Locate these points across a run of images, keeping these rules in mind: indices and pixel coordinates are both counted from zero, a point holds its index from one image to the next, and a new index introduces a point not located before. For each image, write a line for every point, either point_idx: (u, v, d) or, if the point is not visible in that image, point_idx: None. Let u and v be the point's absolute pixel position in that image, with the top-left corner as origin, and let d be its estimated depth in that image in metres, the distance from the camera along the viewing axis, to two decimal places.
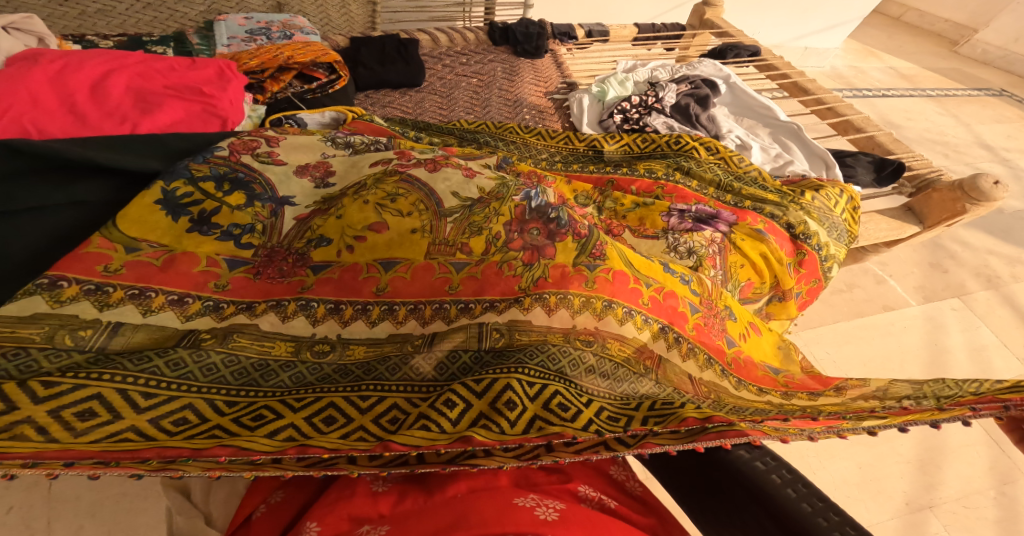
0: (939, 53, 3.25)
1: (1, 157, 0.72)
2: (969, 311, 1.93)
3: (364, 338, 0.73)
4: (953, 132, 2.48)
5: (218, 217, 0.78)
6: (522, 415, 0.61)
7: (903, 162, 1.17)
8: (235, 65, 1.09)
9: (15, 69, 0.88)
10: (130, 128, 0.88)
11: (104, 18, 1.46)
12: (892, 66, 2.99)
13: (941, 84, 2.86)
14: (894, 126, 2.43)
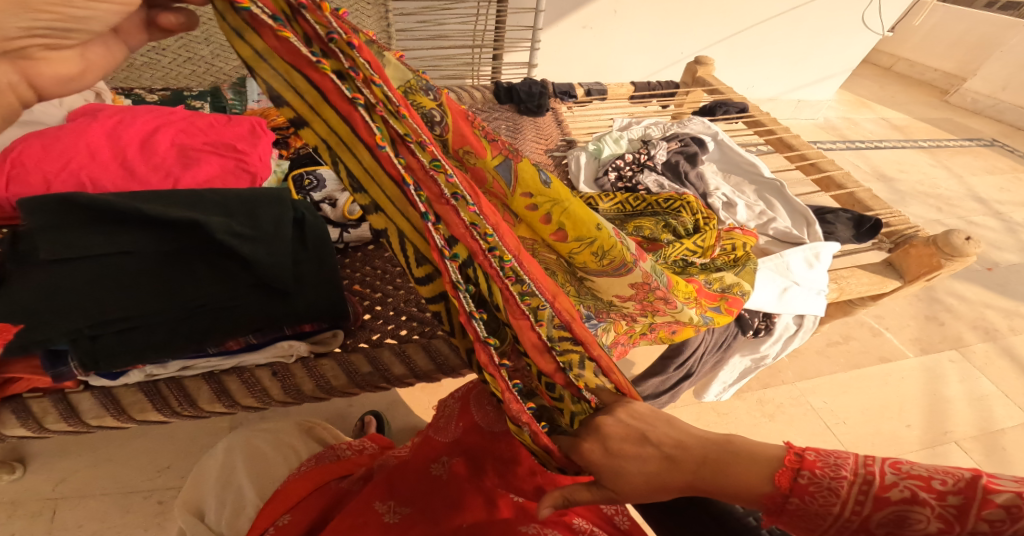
0: (931, 103, 3.37)
1: (65, 210, 0.85)
2: (967, 363, 1.97)
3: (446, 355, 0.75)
4: (946, 185, 2.55)
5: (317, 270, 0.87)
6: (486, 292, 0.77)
7: (881, 218, 1.22)
8: (265, 122, 1.18)
9: (78, 125, 1.00)
10: (173, 183, 0.97)
11: (149, 71, 1.59)
12: (884, 117, 3.11)
13: (933, 135, 2.96)
14: (887, 179, 2.51)
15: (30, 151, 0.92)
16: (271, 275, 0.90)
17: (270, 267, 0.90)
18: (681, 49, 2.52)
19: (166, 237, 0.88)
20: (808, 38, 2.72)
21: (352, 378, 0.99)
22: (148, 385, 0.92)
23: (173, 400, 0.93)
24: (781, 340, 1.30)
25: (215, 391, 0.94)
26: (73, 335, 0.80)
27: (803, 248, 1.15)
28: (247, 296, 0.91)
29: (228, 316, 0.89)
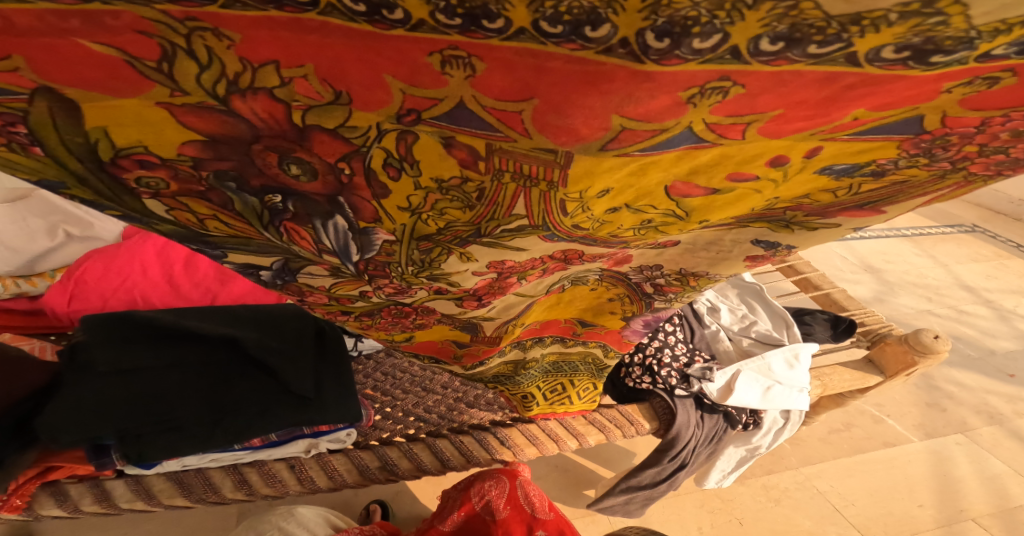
0: None
1: (116, 324, 0.97)
2: (973, 445, 2.00)
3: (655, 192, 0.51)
4: (932, 275, 2.62)
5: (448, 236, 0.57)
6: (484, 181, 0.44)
7: (855, 318, 1.33)
8: None
9: (132, 240, 1.13)
10: (211, 300, 1.11)
11: None
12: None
13: (915, 221, 3.08)
14: (876, 270, 2.56)
15: (92, 271, 1.07)
16: (291, 382, 1.00)
17: (293, 375, 1.00)
18: None
19: (206, 350, 1.00)
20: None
21: (361, 474, 1.07)
22: (179, 473, 0.99)
23: (197, 488, 1.00)
24: (771, 432, 1.34)
25: (236, 482, 1.01)
26: (121, 434, 0.92)
27: (783, 348, 1.24)
28: (272, 402, 0.99)
29: (252, 421, 0.97)
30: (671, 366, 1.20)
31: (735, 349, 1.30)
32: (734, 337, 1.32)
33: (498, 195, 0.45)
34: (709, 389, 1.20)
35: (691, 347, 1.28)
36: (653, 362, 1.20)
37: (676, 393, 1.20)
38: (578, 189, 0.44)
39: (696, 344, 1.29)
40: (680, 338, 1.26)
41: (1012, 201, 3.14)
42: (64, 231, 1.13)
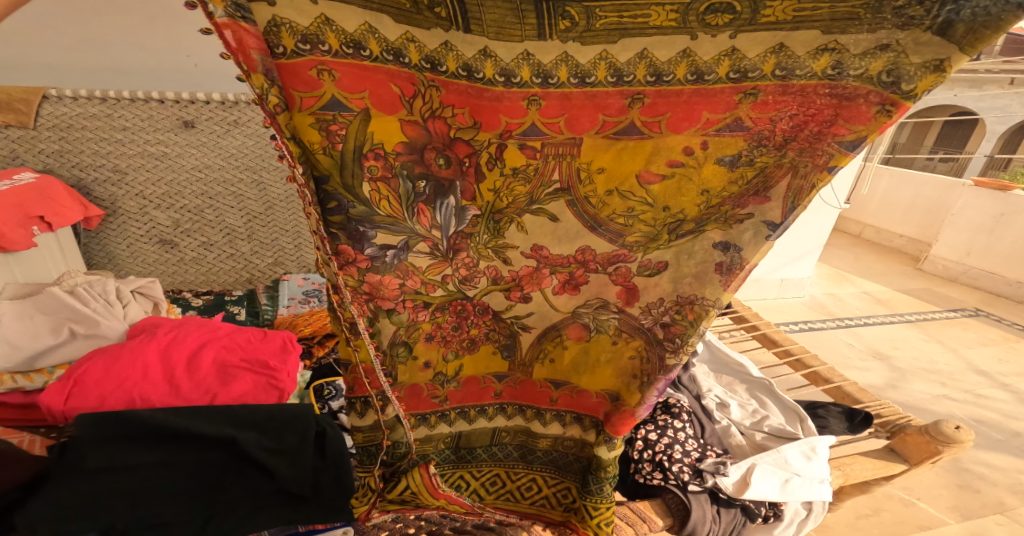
0: (906, 271, 3.43)
1: (114, 425, 0.94)
2: (1014, 523, 1.86)
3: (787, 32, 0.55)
4: (942, 360, 2.53)
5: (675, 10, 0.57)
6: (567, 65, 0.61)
7: (871, 409, 1.28)
8: (295, 335, 1.23)
9: (136, 343, 1.08)
10: (211, 399, 1.03)
11: (195, 264, 1.82)
12: (866, 291, 3.11)
13: (917, 306, 2.99)
14: (884, 356, 2.48)
15: (94, 370, 1.01)
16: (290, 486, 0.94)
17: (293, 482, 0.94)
18: None
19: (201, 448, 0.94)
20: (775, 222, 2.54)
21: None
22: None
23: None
24: (794, 524, 1.22)
25: None
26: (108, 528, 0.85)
27: (798, 441, 1.19)
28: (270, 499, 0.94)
29: (249, 519, 0.92)
30: (681, 461, 1.17)
31: (749, 445, 1.26)
32: (747, 431, 1.28)
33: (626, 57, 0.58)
34: (724, 482, 1.15)
35: (702, 442, 1.25)
36: (663, 458, 1.18)
37: (688, 488, 1.13)
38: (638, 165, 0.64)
39: (708, 439, 1.26)
40: (688, 433, 1.25)
41: (1008, 282, 3.07)
42: (69, 328, 1.10)
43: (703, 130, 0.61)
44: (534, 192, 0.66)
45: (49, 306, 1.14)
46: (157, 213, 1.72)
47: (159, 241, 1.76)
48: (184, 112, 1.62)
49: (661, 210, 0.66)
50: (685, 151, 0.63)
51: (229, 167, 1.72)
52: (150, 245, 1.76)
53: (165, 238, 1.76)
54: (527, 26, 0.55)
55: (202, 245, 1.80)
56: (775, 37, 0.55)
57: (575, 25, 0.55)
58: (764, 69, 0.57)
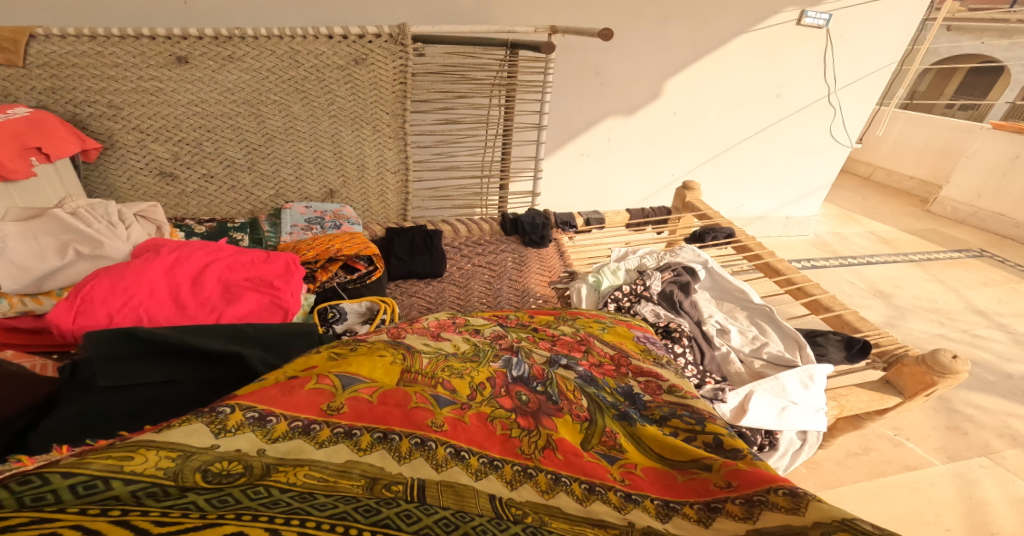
0: (914, 213, 3.37)
1: (122, 342, 0.92)
2: (999, 466, 1.90)
3: None
4: (942, 298, 2.56)
5: None
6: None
7: (869, 339, 1.28)
8: (297, 258, 1.24)
9: (140, 261, 1.07)
10: (216, 317, 1.04)
11: (197, 198, 1.80)
12: (871, 231, 3.09)
13: (923, 248, 2.95)
14: (885, 295, 2.52)
15: (98, 288, 1.00)
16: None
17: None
18: (671, 172, 2.52)
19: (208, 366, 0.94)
20: (782, 159, 2.65)
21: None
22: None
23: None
24: (788, 454, 1.25)
25: None
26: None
27: (796, 370, 1.21)
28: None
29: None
30: None
31: (747, 372, 1.28)
32: (746, 358, 1.29)
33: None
34: (721, 410, 1.17)
35: (702, 369, 1.26)
36: None
37: None
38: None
39: (706, 366, 1.27)
40: (688, 359, 1.25)
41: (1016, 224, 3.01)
42: (73, 249, 1.10)
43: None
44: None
45: (50, 228, 1.13)
46: (156, 147, 1.70)
47: (160, 175, 1.74)
48: (177, 48, 1.58)
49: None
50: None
51: (226, 102, 1.69)
52: (150, 178, 1.73)
53: (166, 171, 1.74)
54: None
55: (203, 177, 1.77)
56: None
57: None
58: None
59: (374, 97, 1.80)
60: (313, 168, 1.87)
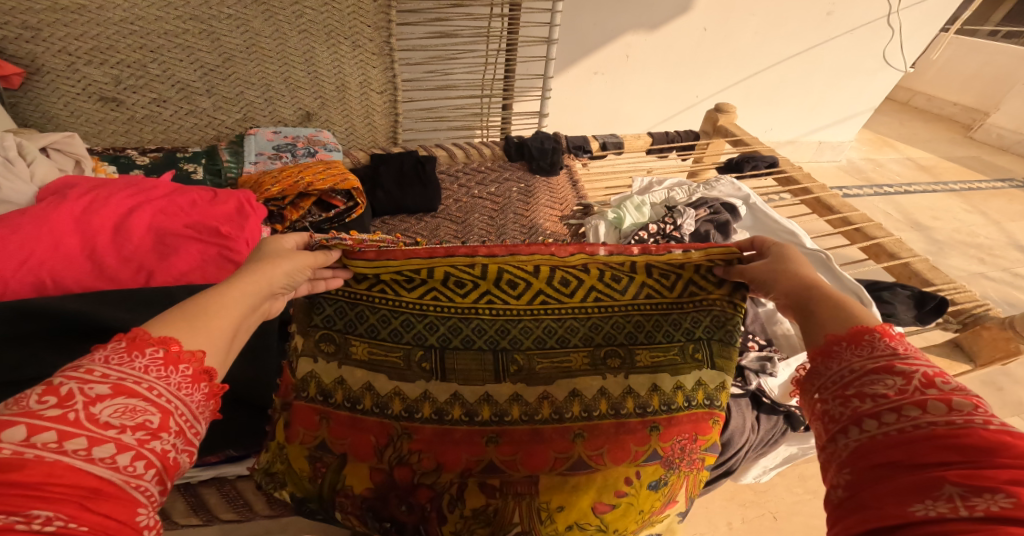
0: (955, 140, 3.18)
1: (16, 322, 0.70)
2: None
3: (562, 401, 0.75)
4: (984, 232, 2.48)
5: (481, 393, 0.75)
6: (453, 334, 0.79)
7: (946, 296, 1.12)
8: (254, 197, 1.00)
9: (40, 207, 0.81)
10: (145, 279, 0.81)
11: (150, 124, 1.52)
12: (909, 157, 2.98)
13: (963, 177, 2.85)
14: (922, 228, 2.45)
15: None
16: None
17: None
18: (695, 93, 2.33)
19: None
20: (824, 84, 2.48)
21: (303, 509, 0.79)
22: None
23: None
24: None
25: (192, 503, 0.88)
26: None
27: None
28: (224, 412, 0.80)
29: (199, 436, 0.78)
30: None
31: (797, 334, 1.09)
32: None
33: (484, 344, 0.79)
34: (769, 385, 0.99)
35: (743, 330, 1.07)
36: None
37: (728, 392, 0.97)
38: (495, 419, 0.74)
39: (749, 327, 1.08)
40: None
41: None
42: None
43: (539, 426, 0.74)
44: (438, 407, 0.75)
45: None
46: (89, 70, 1.38)
47: (101, 101, 1.44)
48: None
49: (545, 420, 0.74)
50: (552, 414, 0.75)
51: (168, 19, 1.38)
52: (88, 100, 1.42)
53: (108, 97, 1.44)
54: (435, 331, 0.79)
55: (153, 100, 1.49)
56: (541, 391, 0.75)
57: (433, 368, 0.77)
58: (543, 414, 0.75)
59: (351, 6, 1.51)
60: (286, 91, 1.60)
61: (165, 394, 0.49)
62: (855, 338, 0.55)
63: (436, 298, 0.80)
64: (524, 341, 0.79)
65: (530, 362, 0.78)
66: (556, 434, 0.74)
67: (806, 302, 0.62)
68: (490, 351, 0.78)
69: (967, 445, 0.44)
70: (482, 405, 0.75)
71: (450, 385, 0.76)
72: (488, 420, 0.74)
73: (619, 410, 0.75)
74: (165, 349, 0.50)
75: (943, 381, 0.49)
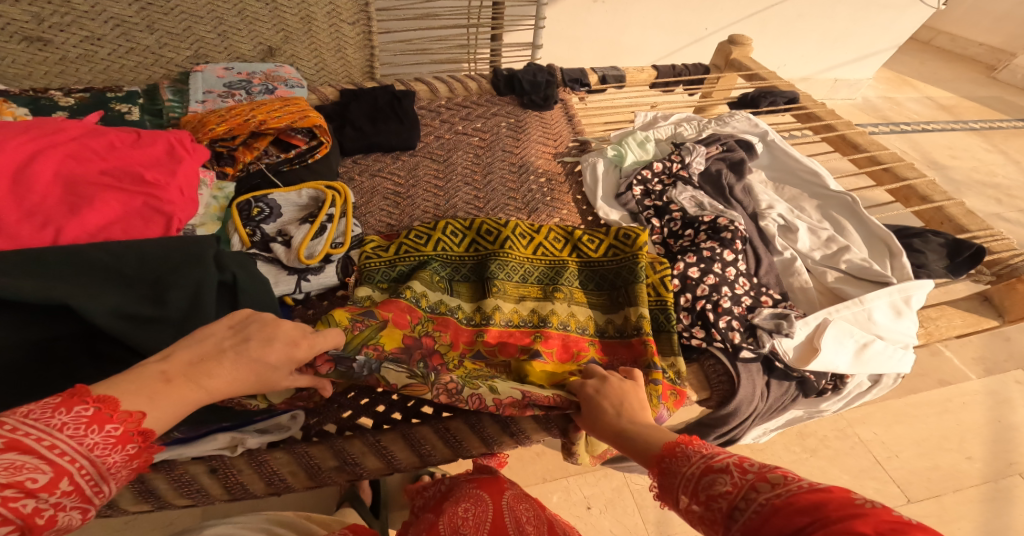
0: (977, 80, 2.97)
1: None
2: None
3: (527, 309, 0.89)
4: (1004, 172, 2.34)
5: (465, 311, 0.88)
6: (448, 258, 0.95)
7: (985, 244, 1.00)
8: (190, 136, 0.87)
9: None
10: (52, 236, 0.67)
11: (86, 64, 1.27)
12: (929, 97, 2.77)
13: (983, 116, 2.67)
14: (940, 168, 2.29)
15: None
16: None
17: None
18: (705, 25, 2.12)
19: (26, 325, 0.60)
20: (849, 16, 2.29)
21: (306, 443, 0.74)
22: None
23: None
24: (846, 398, 0.97)
25: None
26: None
27: (889, 289, 0.92)
28: None
29: None
30: (730, 314, 0.89)
31: (815, 287, 0.99)
32: (816, 268, 0.99)
33: (468, 266, 0.95)
34: (783, 347, 0.88)
35: (756, 282, 0.96)
36: (706, 309, 0.90)
37: (740, 356, 0.86)
38: (478, 322, 0.86)
39: (762, 279, 0.96)
40: (740, 269, 0.94)
41: None
42: None
43: (503, 327, 0.86)
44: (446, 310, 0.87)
45: None
46: (3, 7, 1.13)
47: (26, 42, 1.18)
48: None
49: (519, 322, 0.87)
50: (523, 320, 0.87)
51: None
52: (9, 39, 1.17)
53: (32, 36, 1.18)
54: (434, 261, 0.93)
55: (86, 37, 1.23)
56: (511, 304, 0.89)
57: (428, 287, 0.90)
58: (512, 319, 0.87)
59: None
60: (241, 24, 1.37)
61: (70, 453, 0.46)
62: (657, 468, 0.58)
63: (428, 235, 0.97)
64: (500, 275, 0.91)
65: (502, 287, 0.90)
66: (522, 333, 0.86)
67: (619, 441, 0.64)
68: (476, 281, 0.93)
69: (818, 506, 0.45)
70: (473, 314, 0.87)
71: (452, 302, 0.89)
72: (479, 323, 0.86)
73: (567, 326, 0.88)
74: (98, 409, 0.47)
75: (751, 463, 0.52)
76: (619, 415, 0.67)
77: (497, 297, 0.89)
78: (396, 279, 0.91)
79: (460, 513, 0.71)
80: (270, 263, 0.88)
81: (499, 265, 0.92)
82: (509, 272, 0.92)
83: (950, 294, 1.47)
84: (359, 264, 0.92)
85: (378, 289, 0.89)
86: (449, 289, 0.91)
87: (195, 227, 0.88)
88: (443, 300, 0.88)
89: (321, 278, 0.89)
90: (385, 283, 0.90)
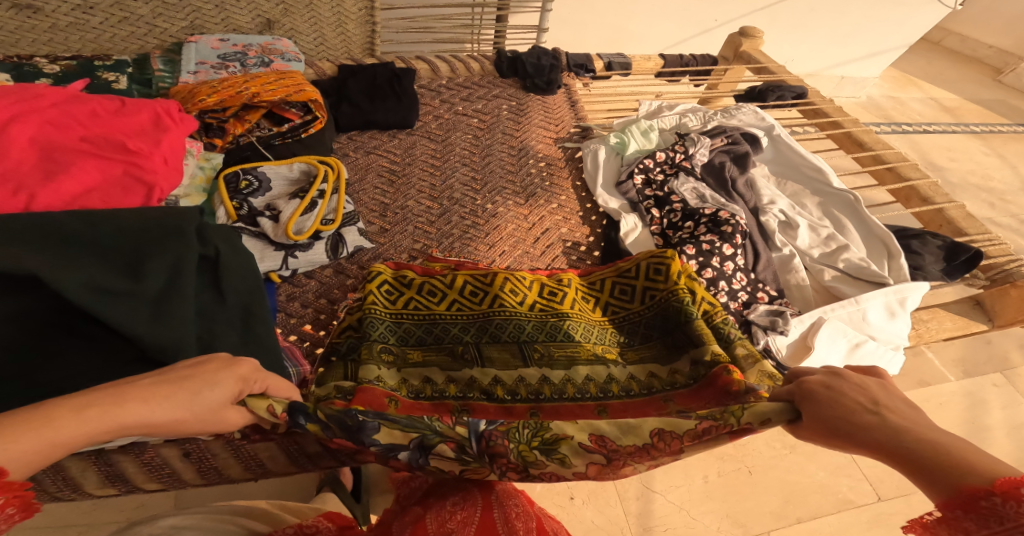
0: (982, 82, 2.94)
1: None
2: (1010, 386, 1.66)
3: (570, 375, 0.75)
4: (1000, 177, 2.31)
5: (500, 385, 0.74)
6: (466, 319, 0.82)
7: (981, 248, 0.98)
8: (177, 107, 0.84)
9: None
10: (25, 202, 0.64)
11: (77, 32, 1.23)
12: (934, 98, 2.73)
13: (985, 119, 2.64)
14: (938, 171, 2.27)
15: None
16: (165, 357, 0.60)
17: (162, 350, 0.59)
18: (714, 17, 2.08)
19: None
20: (862, 13, 2.26)
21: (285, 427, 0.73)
22: None
23: None
24: None
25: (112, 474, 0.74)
26: None
27: (885, 290, 0.90)
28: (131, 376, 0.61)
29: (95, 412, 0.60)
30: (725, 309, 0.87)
31: (811, 285, 0.97)
32: (813, 266, 0.97)
33: (495, 318, 0.81)
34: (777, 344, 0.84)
35: (752, 277, 0.94)
36: None
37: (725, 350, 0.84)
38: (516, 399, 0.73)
39: (760, 274, 0.94)
40: (739, 264, 0.92)
41: None
42: None
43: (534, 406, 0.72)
44: (478, 380, 0.74)
45: None
46: None
47: (14, 8, 1.14)
48: None
49: (563, 390, 0.73)
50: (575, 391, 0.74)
51: None
52: None
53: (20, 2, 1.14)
54: (449, 328, 0.81)
55: (77, 5, 1.19)
56: (547, 371, 0.75)
57: (446, 358, 0.77)
58: (549, 392, 0.73)
59: None
60: None
61: None
62: (971, 508, 0.39)
63: (444, 291, 0.85)
64: (524, 335, 0.80)
65: (549, 352, 0.78)
66: (586, 409, 0.72)
67: (885, 449, 0.44)
68: (515, 344, 0.79)
69: None
70: (509, 386, 0.73)
71: (487, 371, 0.75)
72: (526, 398, 0.73)
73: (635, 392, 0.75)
74: None
75: None
76: (876, 411, 0.46)
77: (530, 371, 0.75)
78: (409, 353, 0.77)
79: (447, 508, 0.70)
80: (256, 238, 0.86)
81: (530, 326, 0.81)
82: (553, 329, 0.80)
83: (940, 298, 1.45)
84: (367, 320, 0.79)
85: (384, 357, 0.75)
86: (479, 357, 0.77)
87: (178, 197, 0.85)
88: (473, 371, 0.75)
89: (310, 254, 0.86)
90: (395, 352, 0.77)
